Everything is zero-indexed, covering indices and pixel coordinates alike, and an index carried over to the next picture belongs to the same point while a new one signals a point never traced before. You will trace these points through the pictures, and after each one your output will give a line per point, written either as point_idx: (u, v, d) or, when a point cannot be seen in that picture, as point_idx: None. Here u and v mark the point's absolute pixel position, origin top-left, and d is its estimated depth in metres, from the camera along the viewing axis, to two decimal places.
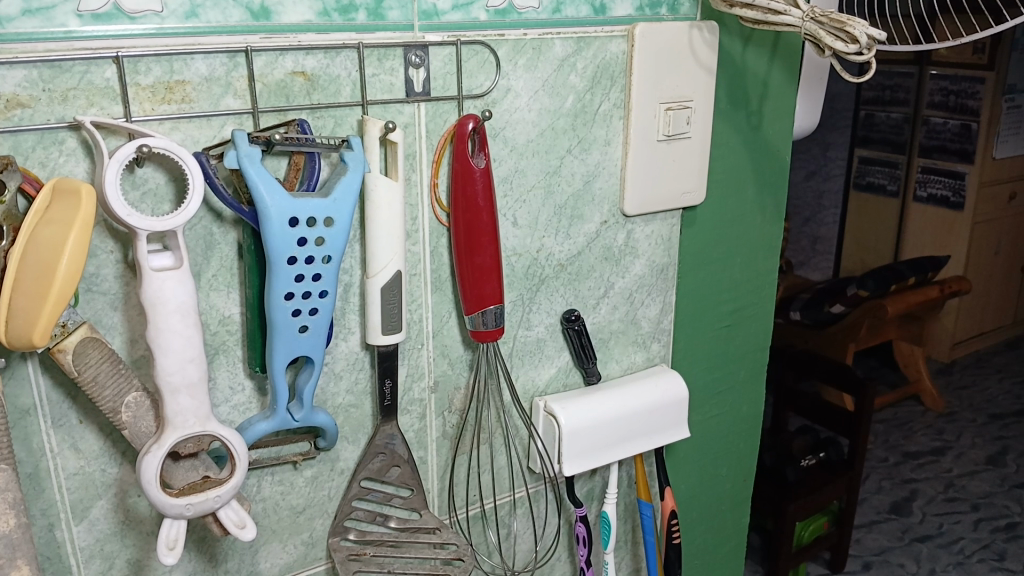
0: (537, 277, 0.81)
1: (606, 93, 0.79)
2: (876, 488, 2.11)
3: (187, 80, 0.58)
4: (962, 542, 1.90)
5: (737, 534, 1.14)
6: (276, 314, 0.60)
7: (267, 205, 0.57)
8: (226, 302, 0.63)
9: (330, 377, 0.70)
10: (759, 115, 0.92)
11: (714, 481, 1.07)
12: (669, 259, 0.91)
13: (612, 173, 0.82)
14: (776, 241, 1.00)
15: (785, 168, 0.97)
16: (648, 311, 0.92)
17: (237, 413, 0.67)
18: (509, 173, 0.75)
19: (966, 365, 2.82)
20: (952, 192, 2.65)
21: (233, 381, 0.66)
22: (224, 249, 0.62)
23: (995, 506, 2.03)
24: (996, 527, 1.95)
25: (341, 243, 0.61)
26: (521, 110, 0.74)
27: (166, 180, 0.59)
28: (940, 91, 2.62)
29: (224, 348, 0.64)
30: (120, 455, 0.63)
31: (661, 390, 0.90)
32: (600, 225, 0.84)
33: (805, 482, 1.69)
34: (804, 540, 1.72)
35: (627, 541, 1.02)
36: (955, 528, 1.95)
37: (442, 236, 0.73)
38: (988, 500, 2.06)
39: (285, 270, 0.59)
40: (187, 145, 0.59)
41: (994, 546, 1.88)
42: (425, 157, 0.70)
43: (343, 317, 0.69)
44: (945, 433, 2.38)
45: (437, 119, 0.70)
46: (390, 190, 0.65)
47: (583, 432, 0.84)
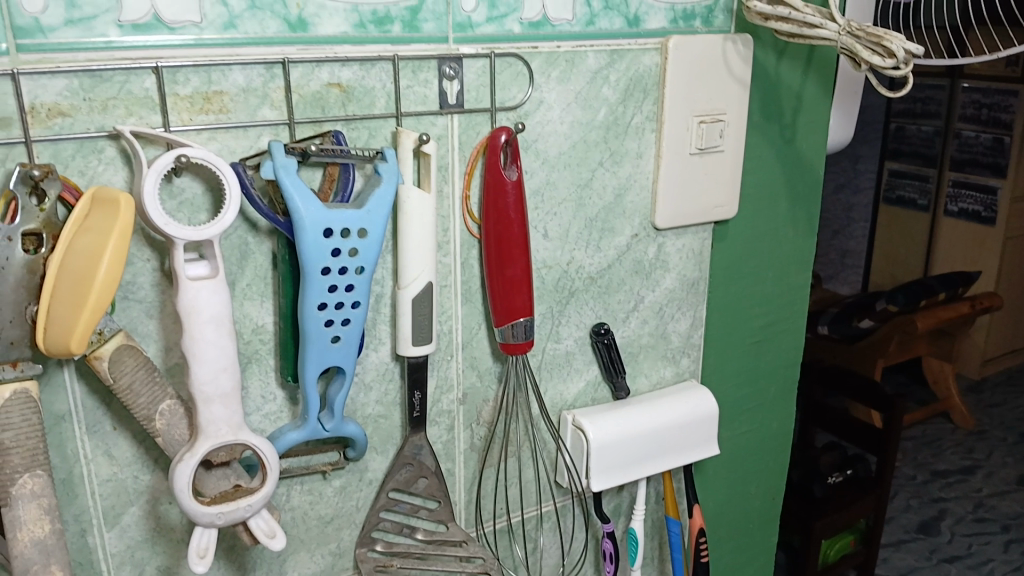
0: (567, 289, 0.81)
1: (638, 106, 0.78)
2: (904, 507, 2.08)
3: (224, 90, 0.58)
4: (992, 563, 1.87)
5: (764, 552, 1.13)
6: (309, 324, 0.60)
7: (302, 216, 0.57)
8: (259, 311, 0.64)
9: (360, 388, 0.70)
10: (792, 129, 0.91)
11: (744, 497, 1.06)
12: (700, 273, 0.91)
13: (643, 186, 0.82)
14: (808, 256, 0.99)
15: (818, 181, 0.96)
16: (678, 325, 0.91)
17: (268, 422, 0.67)
18: (541, 185, 0.75)
19: (996, 383, 2.78)
20: (984, 207, 2.62)
21: (265, 391, 0.66)
22: (259, 258, 0.62)
23: None
24: None
25: (374, 254, 0.61)
26: (554, 122, 0.74)
27: (202, 190, 0.59)
28: (972, 104, 2.59)
29: (257, 356, 0.65)
30: (152, 463, 0.63)
31: (690, 406, 0.89)
32: (631, 239, 0.83)
33: (832, 499, 1.68)
34: (830, 558, 1.71)
35: (653, 557, 1.02)
36: (985, 549, 1.92)
37: (473, 247, 0.73)
38: (1019, 521, 2.02)
39: (318, 281, 0.59)
40: (224, 155, 0.60)
41: None
42: (457, 168, 0.70)
43: (373, 328, 0.69)
44: (975, 451, 2.34)
45: (470, 131, 0.70)
46: (424, 203, 0.64)
47: (611, 446, 0.83)
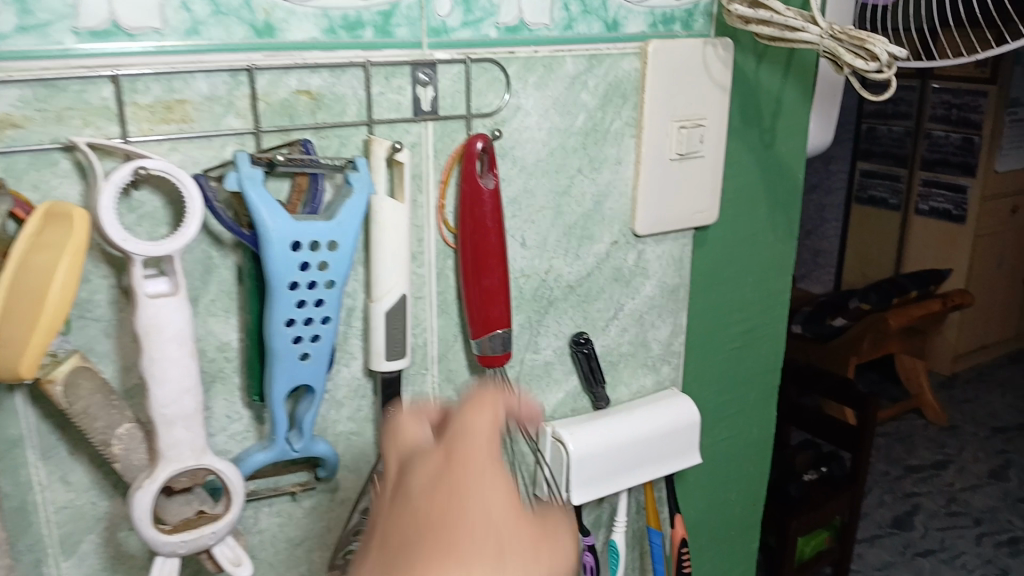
0: (546, 298, 0.79)
1: (617, 111, 0.76)
2: (878, 503, 2.09)
3: (187, 99, 0.56)
4: (965, 557, 1.87)
5: (746, 558, 1.11)
6: (276, 341, 0.58)
7: (269, 229, 0.54)
8: (224, 327, 0.61)
9: (330, 405, 0.68)
10: (771, 134, 0.90)
11: (724, 504, 1.05)
12: (680, 280, 0.89)
13: (623, 193, 0.80)
14: (788, 262, 0.98)
15: (797, 187, 0.95)
16: (658, 333, 0.90)
17: (234, 442, 0.64)
18: (518, 193, 0.73)
19: (968, 379, 2.80)
20: (953, 205, 2.64)
21: (230, 410, 0.63)
22: (224, 273, 0.60)
23: (997, 521, 2.01)
24: (998, 541, 1.93)
25: (345, 267, 0.58)
26: (531, 128, 0.72)
27: (163, 204, 0.56)
28: (942, 104, 2.61)
29: (222, 375, 0.62)
30: (111, 488, 0.61)
31: (672, 416, 0.88)
32: (610, 246, 0.81)
33: (806, 498, 1.67)
34: (805, 556, 1.69)
35: (634, 567, 1.00)
36: (958, 543, 1.92)
37: (448, 257, 0.71)
38: (991, 515, 2.04)
39: (286, 296, 0.56)
40: (187, 166, 0.57)
41: (997, 561, 1.86)
42: (432, 177, 0.67)
43: (345, 342, 0.67)
44: (947, 447, 2.35)
45: (445, 138, 0.67)
46: (397, 213, 0.62)
47: (592, 458, 0.81)
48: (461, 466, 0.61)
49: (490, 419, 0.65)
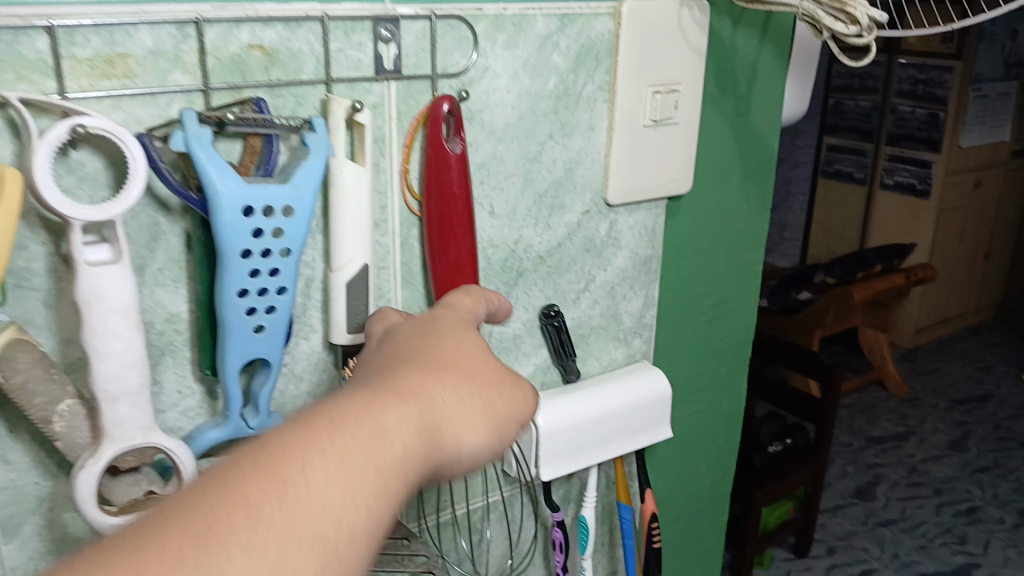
0: (515, 269, 0.76)
1: (590, 75, 0.73)
2: (841, 473, 2.10)
3: (130, 52, 0.52)
4: (925, 525, 1.89)
5: (714, 531, 1.10)
6: (229, 312, 0.54)
7: (218, 193, 0.51)
8: (174, 298, 0.58)
9: (289, 379, 0.65)
10: (746, 101, 0.87)
11: (694, 477, 1.04)
12: (652, 251, 0.87)
13: (594, 161, 0.77)
14: (761, 232, 0.96)
15: (772, 156, 0.93)
16: (630, 306, 0.87)
17: (186, 419, 0.61)
18: (487, 159, 0.70)
19: (930, 351, 2.83)
20: (917, 180, 2.64)
21: (181, 385, 0.60)
22: (172, 240, 0.56)
23: (957, 490, 2.04)
24: (957, 510, 1.96)
25: (301, 235, 0.55)
26: (500, 91, 0.68)
27: (104, 165, 0.53)
28: (908, 79, 2.60)
29: (171, 348, 0.59)
30: (54, 468, 0.57)
31: (643, 390, 0.86)
32: (582, 215, 0.79)
33: (772, 469, 1.67)
34: (769, 525, 1.72)
35: (604, 543, 0.98)
36: (918, 512, 1.94)
37: (413, 226, 0.68)
38: (951, 484, 2.06)
39: (238, 264, 0.53)
40: (130, 125, 0.53)
41: (956, 530, 1.88)
42: (395, 140, 0.64)
43: (304, 314, 0.64)
44: (909, 418, 2.38)
45: (409, 99, 0.64)
46: (358, 178, 0.59)
47: (561, 434, 0.79)
48: (439, 321, 0.48)
49: (478, 310, 0.52)
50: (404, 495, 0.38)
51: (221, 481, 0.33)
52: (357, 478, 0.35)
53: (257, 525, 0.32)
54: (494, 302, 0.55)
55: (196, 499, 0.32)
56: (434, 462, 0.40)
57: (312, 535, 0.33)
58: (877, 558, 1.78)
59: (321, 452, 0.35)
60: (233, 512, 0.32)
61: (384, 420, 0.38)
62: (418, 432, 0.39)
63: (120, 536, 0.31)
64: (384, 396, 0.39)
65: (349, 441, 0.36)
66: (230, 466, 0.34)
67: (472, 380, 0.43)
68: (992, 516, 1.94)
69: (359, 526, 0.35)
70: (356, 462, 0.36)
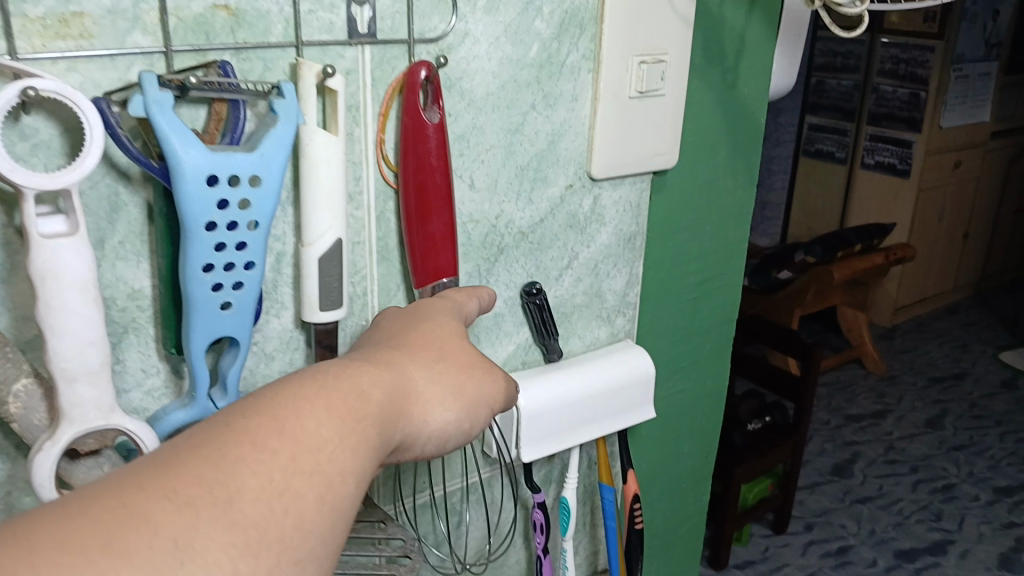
0: (496, 246, 0.73)
1: (573, 42, 0.71)
2: (819, 451, 2.10)
3: (85, 11, 0.49)
4: (901, 503, 1.90)
5: (696, 512, 1.09)
6: (194, 288, 0.51)
7: (181, 160, 0.48)
8: (136, 273, 0.55)
9: (259, 358, 0.62)
10: (734, 74, 0.85)
11: (676, 458, 1.02)
12: (637, 227, 0.84)
13: (578, 133, 0.75)
14: (747, 209, 0.94)
15: (759, 130, 0.90)
16: (614, 284, 0.85)
17: (151, 400, 0.58)
18: (467, 130, 0.67)
19: (908, 330, 2.83)
20: (898, 160, 2.63)
21: (145, 364, 0.57)
22: (133, 211, 0.53)
23: (932, 468, 2.04)
24: (933, 488, 1.96)
25: (269, 207, 0.52)
26: (480, 58, 0.66)
27: (59, 132, 0.50)
28: (890, 58, 2.59)
29: (135, 326, 0.56)
30: (12, 450, 0.55)
31: (626, 370, 0.84)
32: (565, 190, 0.76)
33: (751, 447, 1.67)
34: (748, 502, 1.72)
35: (585, 524, 0.96)
36: (895, 489, 1.95)
37: (389, 199, 0.65)
38: (927, 462, 2.06)
39: (203, 237, 0.50)
40: (87, 89, 0.50)
41: (932, 507, 1.89)
42: (370, 109, 0.61)
43: (274, 290, 0.61)
44: (887, 396, 2.38)
45: (384, 65, 0.61)
46: (331, 147, 0.56)
47: (542, 415, 0.77)
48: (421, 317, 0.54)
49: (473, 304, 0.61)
50: (382, 449, 0.42)
51: (229, 421, 0.36)
52: (348, 425, 0.39)
53: (266, 453, 0.35)
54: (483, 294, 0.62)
55: (208, 435, 0.35)
56: (404, 428, 0.44)
57: (313, 466, 0.37)
58: (854, 535, 1.78)
59: (313, 401, 0.39)
60: (244, 442, 0.35)
61: (362, 383, 0.42)
62: (396, 397, 0.44)
63: (142, 462, 0.34)
64: (358, 366, 0.44)
65: (344, 391, 0.41)
66: (236, 410, 0.37)
67: (431, 364, 0.48)
68: (968, 493, 1.94)
69: (349, 464, 0.38)
70: (342, 414, 0.40)
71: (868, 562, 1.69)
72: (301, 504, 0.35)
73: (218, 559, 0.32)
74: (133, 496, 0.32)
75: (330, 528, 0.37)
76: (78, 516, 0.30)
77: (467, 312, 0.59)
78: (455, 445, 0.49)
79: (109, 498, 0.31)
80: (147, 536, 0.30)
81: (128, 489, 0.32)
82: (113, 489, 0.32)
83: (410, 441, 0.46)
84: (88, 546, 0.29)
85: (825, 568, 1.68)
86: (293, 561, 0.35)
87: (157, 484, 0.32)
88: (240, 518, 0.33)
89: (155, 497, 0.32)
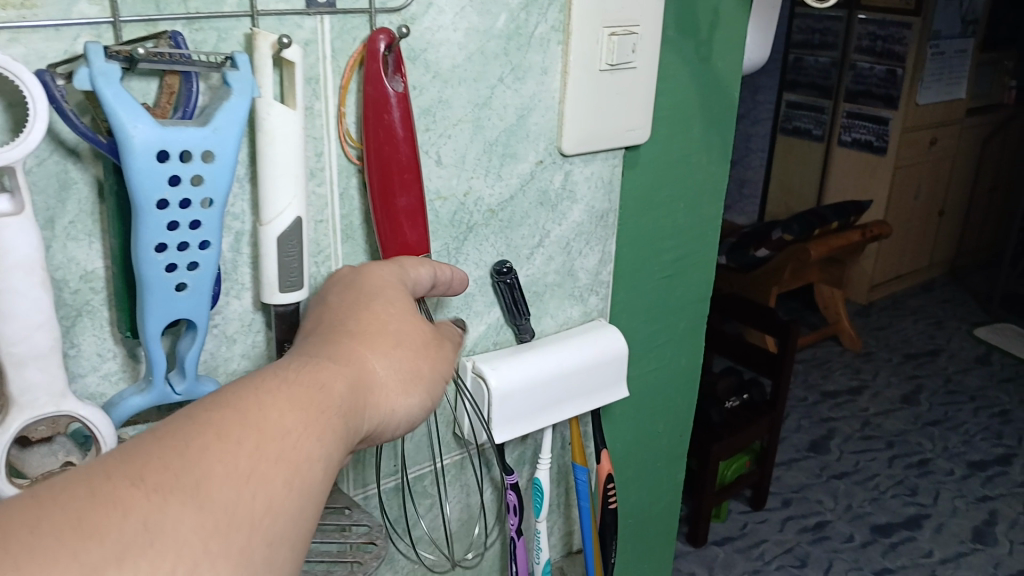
0: (465, 223, 0.72)
1: (542, 14, 0.69)
2: (796, 427, 2.11)
3: None
4: (877, 478, 1.91)
5: (671, 490, 1.08)
6: (146, 269, 0.50)
7: (129, 135, 0.46)
8: (88, 254, 0.53)
9: (220, 341, 0.60)
10: (708, 47, 0.84)
11: (651, 437, 1.01)
12: (609, 204, 0.83)
13: (549, 107, 0.73)
14: (720, 185, 0.93)
15: (733, 104, 0.89)
16: (586, 262, 0.84)
17: (108, 385, 0.57)
18: (432, 103, 0.65)
19: (884, 307, 2.85)
20: (875, 137, 2.63)
21: (101, 348, 0.55)
22: (83, 189, 0.51)
23: (908, 443, 2.05)
24: (908, 463, 1.97)
25: (224, 183, 0.50)
26: (446, 28, 0.64)
27: (2, 107, 0.47)
28: (867, 35, 2.59)
29: (89, 309, 0.54)
30: None
31: (598, 348, 0.83)
32: (535, 165, 0.75)
33: (729, 424, 1.67)
34: (727, 479, 1.72)
35: (559, 504, 0.96)
36: (871, 465, 1.96)
37: (353, 175, 0.63)
38: (902, 437, 2.08)
39: (154, 215, 0.48)
40: (31, 61, 0.48)
41: (907, 482, 1.90)
42: (331, 82, 0.59)
43: (233, 271, 0.59)
44: (863, 372, 2.39)
45: (345, 36, 0.59)
46: (288, 121, 0.54)
47: (514, 395, 0.76)
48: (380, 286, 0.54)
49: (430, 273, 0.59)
50: (346, 438, 0.43)
51: (195, 414, 0.38)
52: (312, 415, 0.41)
53: (231, 443, 0.37)
54: (443, 271, 0.60)
55: (175, 428, 0.37)
56: (367, 416, 0.46)
57: (277, 454, 0.38)
58: (831, 510, 1.79)
59: (275, 394, 0.41)
60: (209, 432, 0.37)
61: (324, 376, 0.44)
62: (359, 387, 0.46)
63: (110, 454, 0.36)
64: (319, 360, 0.45)
65: (305, 382, 0.43)
66: (202, 403, 0.39)
67: (393, 346, 0.49)
68: (943, 468, 1.96)
69: (313, 452, 0.40)
70: (304, 405, 0.41)
71: (845, 536, 1.71)
72: (268, 488, 0.37)
73: (189, 540, 0.33)
74: (103, 485, 0.33)
75: (296, 512, 0.39)
76: (52, 505, 0.32)
77: (413, 279, 0.57)
78: (414, 421, 0.51)
79: (81, 490, 0.33)
80: (119, 521, 0.32)
81: (99, 480, 0.34)
82: (83, 480, 0.33)
83: (376, 426, 0.48)
84: (63, 531, 0.31)
85: (802, 543, 1.69)
86: (262, 545, 0.37)
87: (127, 474, 0.34)
88: (208, 504, 0.35)
89: (124, 485, 0.34)
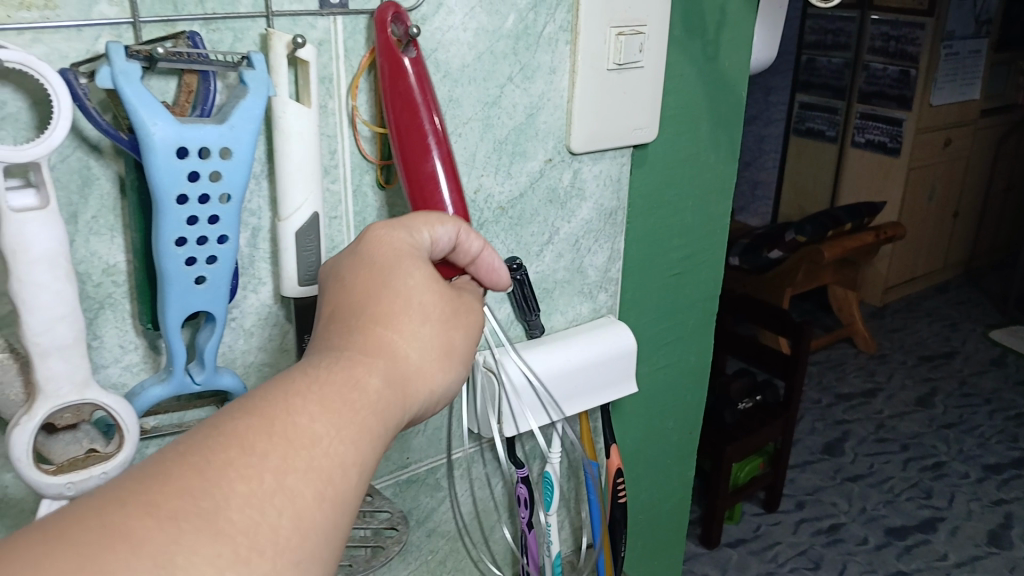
0: (476, 221, 0.73)
1: (550, 14, 0.70)
2: (810, 430, 2.11)
3: None
4: (892, 480, 1.91)
5: (682, 488, 1.10)
6: (167, 262, 0.51)
7: (150, 132, 0.47)
8: (110, 249, 0.55)
9: (237, 334, 0.62)
10: (714, 46, 0.85)
11: (661, 434, 1.03)
12: (618, 202, 0.84)
13: (558, 106, 0.74)
14: (728, 183, 0.94)
15: (740, 104, 0.90)
16: (595, 259, 0.85)
17: (129, 376, 0.58)
18: (443, 102, 0.67)
19: (897, 309, 2.84)
20: (888, 139, 2.63)
21: (122, 340, 0.57)
22: (105, 185, 0.53)
23: (922, 446, 2.05)
24: (923, 466, 1.97)
25: (241, 179, 0.52)
26: (455, 29, 0.65)
27: (27, 104, 0.49)
28: (881, 36, 2.59)
29: (111, 302, 0.56)
30: None
31: (607, 343, 0.84)
32: (544, 163, 0.76)
33: (742, 426, 1.68)
34: (740, 480, 1.73)
35: (571, 499, 0.97)
36: (885, 467, 1.96)
37: (366, 173, 0.65)
38: (917, 440, 2.07)
39: (174, 210, 0.50)
40: (53, 61, 0.49)
41: (922, 485, 1.90)
42: (343, 80, 0.61)
43: (251, 265, 0.61)
44: (877, 374, 2.39)
45: (357, 36, 0.60)
46: (303, 119, 0.55)
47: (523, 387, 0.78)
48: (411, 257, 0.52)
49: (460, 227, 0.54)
50: (382, 437, 0.44)
51: (224, 422, 0.38)
52: (343, 420, 0.41)
53: (257, 456, 0.38)
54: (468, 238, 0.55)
55: (199, 441, 0.37)
56: (406, 408, 0.46)
57: (307, 463, 0.39)
58: (845, 512, 1.79)
59: (305, 397, 0.41)
60: (233, 445, 0.37)
61: (356, 376, 0.44)
62: (395, 382, 0.46)
63: (131, 473, 0.36)
64: (351, 355, 0.45)
65: (336, 382, 0.43)
66: (231, 411, 0.40)
67: (422, 326, 0.48)
68: (958, 471, 1.96)
69: (346, 456, 0.40)
70: (335, 408, 0.41)
71: (859, 538, 1.71)
72: (297, 503, 0.38)
73: (202, 571, 0.33)
74: (114, 515, 0.33)
75: (330, 523, 0.39)
76: (59, 539, 0.32)
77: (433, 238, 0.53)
78: (449, 398, 0.51)
79: (88, 521, 0.33)
80: (125, 555, 0.32)
81: (110, 509, 0.33)
82: (91, 510, 0.33)
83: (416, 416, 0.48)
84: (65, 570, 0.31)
85: (816, 545, 1.69)
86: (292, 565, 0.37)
87: (141, 502, 0.34)
88: (227, 527, 0.35)
89: (136, 515, 0.33)
